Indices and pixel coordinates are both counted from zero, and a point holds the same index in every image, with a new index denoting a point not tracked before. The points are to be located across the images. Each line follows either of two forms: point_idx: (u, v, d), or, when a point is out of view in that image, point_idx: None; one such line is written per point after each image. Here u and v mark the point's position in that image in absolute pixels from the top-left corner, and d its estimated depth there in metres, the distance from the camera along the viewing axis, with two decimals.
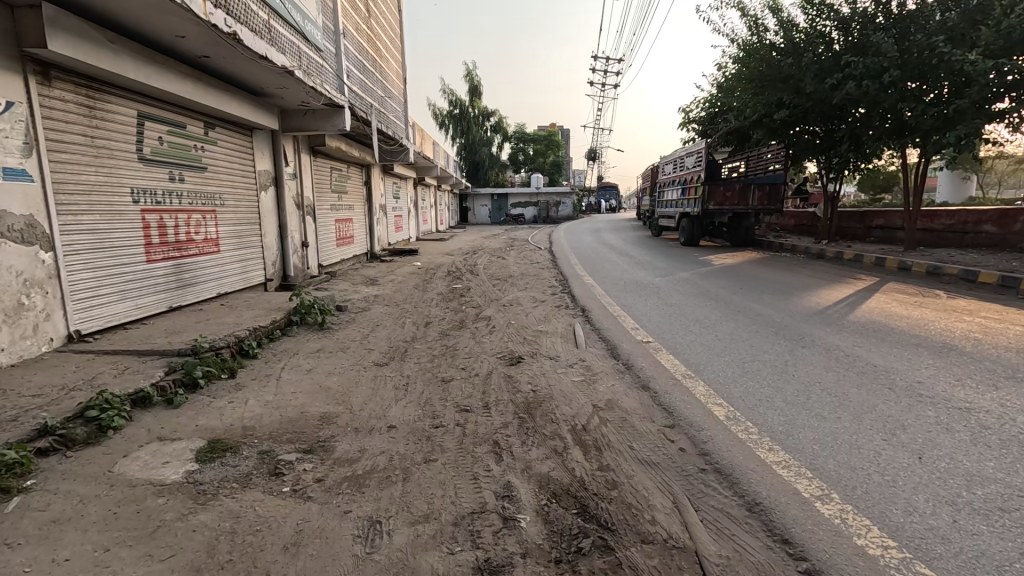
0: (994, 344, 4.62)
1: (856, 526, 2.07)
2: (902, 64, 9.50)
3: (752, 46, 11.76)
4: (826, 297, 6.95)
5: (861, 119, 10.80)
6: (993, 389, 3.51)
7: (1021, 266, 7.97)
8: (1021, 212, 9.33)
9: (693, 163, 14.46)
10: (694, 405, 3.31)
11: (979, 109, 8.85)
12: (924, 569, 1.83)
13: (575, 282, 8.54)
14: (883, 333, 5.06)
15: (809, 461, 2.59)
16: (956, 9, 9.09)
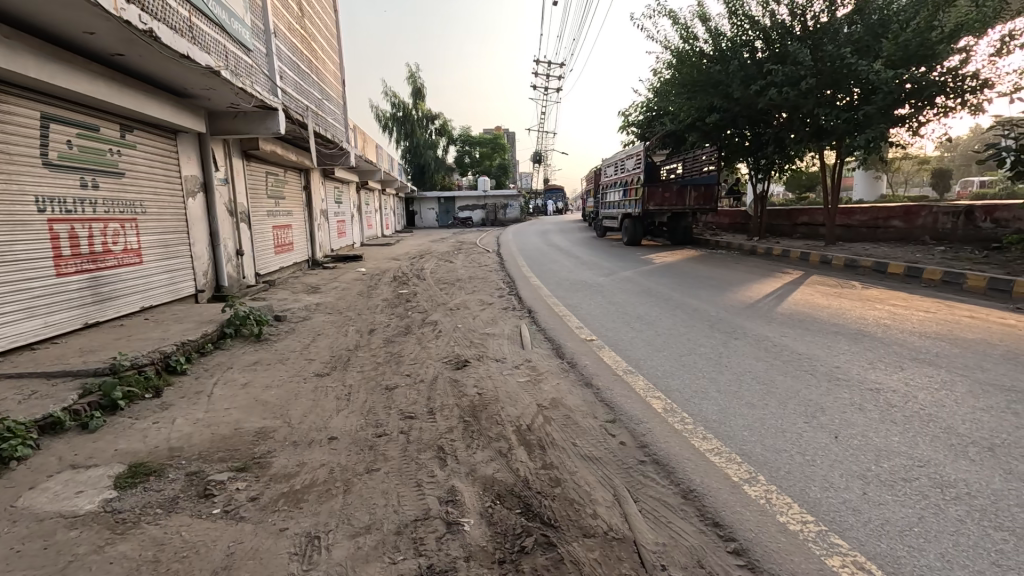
0: (901, 329, 5.06)
1: (779, 505, 2.21)
2: (818, 73, 10.30)
3: (684, 53, 12.26)
4: (757, 291, 7.37)
5: (783, 123, 11.56)
6: (899, 370, 3.85)
7: (924, 257, 8.76)
8: (922, 209, 10.23)
9: (632, 165, 14.92)
10: (634, 399, 3.42)
11: (884, 113, 9.71)
12: (837, 540, 1.98)
13: (522, 283, 8.60)
14: (806, 322, 5.43)
15: (738, 447, 2.74)
16: (860, 23, 10.00)
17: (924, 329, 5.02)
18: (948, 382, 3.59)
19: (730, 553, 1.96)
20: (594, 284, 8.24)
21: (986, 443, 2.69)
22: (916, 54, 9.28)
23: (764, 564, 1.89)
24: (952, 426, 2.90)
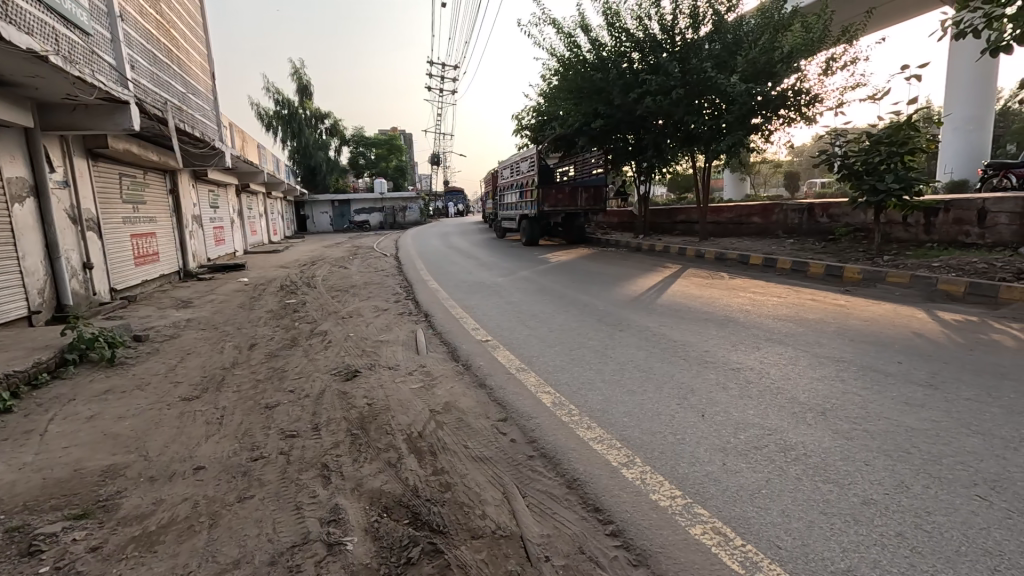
0: (758, 313, 5.71)
1: (653, 485, 2.37)
2: (686, 84, 11.29)
3: (569, 60, 12.75)
4: (641, 285, 7.92)
5: (661, 129, 12.51)
6: (755, 350, 4.34)
7: (778, 249, 9.98)
8: (775, 206, 11.62)
9: (526, 168, 15.28)
10: (526, 396, 3.50)
11: (741, 121, 10.94)
12: (701, 510, 2.16)
13: (419, 287, 8.43)
14: (682, 312, 5.93)
15: (619, 432, 2.91)
16: (719, 40, 11.12)
17: (776, 313, 5.71)
18: (792, 358, 4.11)
19: (609, 535, 2.07)
20: (491, 284, 8.31)
21: (819, 408, 3.13)
22: (764, 70, 10.55)
23: (638, 541, 2.01)
24: (794, 396, 3.33)
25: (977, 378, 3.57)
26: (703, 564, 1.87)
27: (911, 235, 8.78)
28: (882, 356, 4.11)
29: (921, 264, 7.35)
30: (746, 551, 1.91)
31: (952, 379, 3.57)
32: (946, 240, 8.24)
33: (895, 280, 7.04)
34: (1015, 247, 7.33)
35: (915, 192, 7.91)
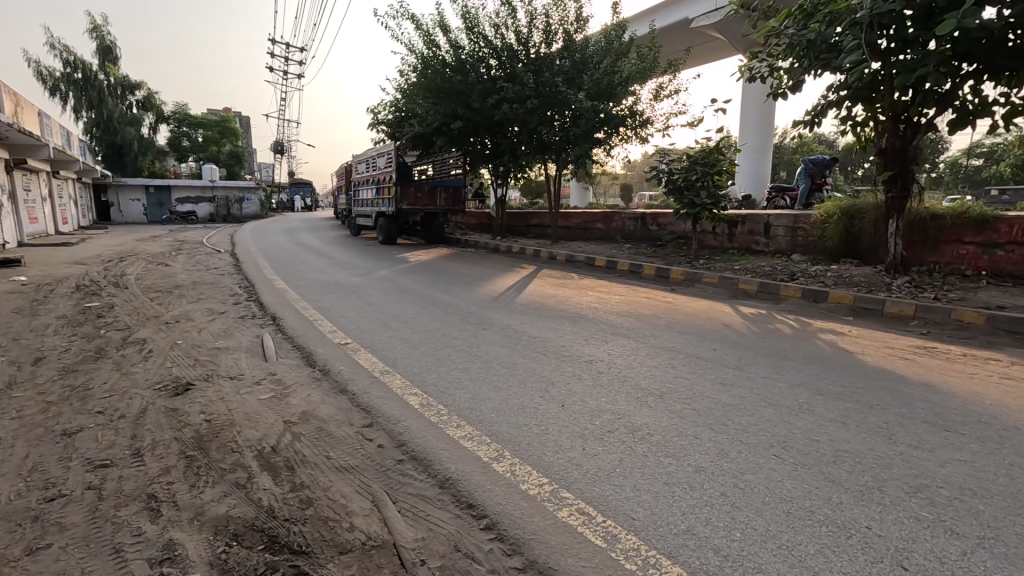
0: (604, 310, 6.31)
1: (522, 476, 2.47)
2: (540, 95, 11.96)
3: (427, 58, 12.68)
4: (501, 285, 8.18)
5: (516, 136, 13.12)
6: (604, 343, 4.79)
7: (618, 252, 11.10)
8: (615, 214, 12.92)
9: (383, 164, 14.74)
10: (391, 399, 3.38)
11: (587, 135, 11.96)
12: (566, 494, 2.32)
13: (263, 287, 7.60)
14: (539, 310, 6.28)
15: (487, 429, 2.96)
16: (567, 58, 11.98)
17: (618, 309, 6.37)
18: (634, 349, 4.62)
19: (482, 529, 2.10)
20: (347, 284, 7.85)
21: (658, 392, 3.56)
22: (606, 90, 11.66)
23: (511, 531, 2.08)
24: (638, 382, 3.75)
25: (768, 359, 4.41)
26: (571, 544, 2.00)
27: (718, 243, 10.47)
28: (702, 344, 4.84)
29: (726, 267, 8.81)
30: (607, 526, 2.10)
31: (751, 361, 4.35)
32: (743, 247, 10.00)
33: (708, 280, 8.33)
34: (789, 254, 9.18)
35: (721, 207, 9.49)
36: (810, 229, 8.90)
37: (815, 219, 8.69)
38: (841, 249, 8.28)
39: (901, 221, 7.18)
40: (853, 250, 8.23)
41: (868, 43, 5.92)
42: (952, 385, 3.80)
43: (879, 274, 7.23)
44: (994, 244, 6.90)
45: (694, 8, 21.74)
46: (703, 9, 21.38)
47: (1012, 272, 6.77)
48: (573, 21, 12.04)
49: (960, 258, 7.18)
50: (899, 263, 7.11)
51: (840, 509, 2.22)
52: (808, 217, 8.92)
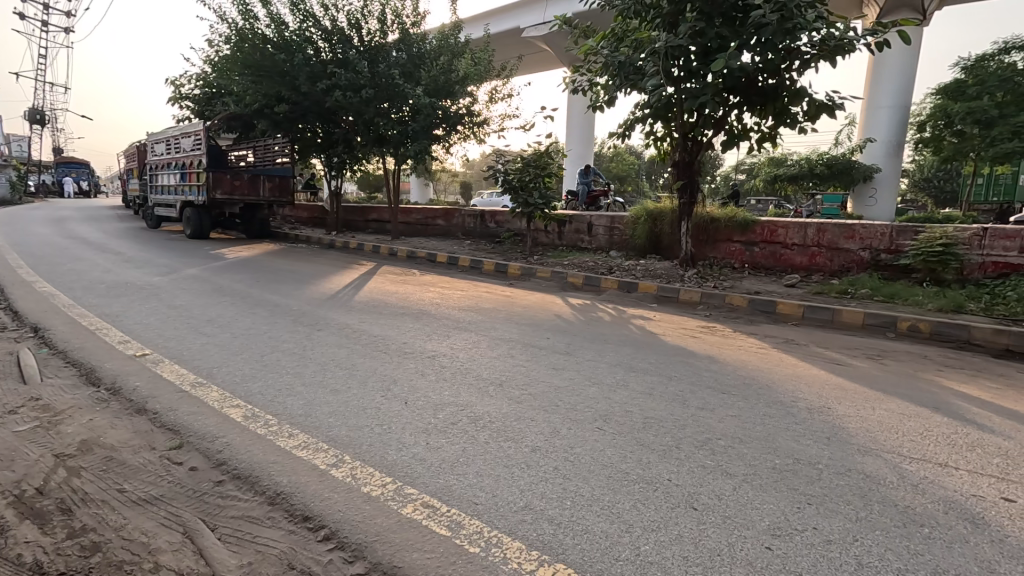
0: (446, 306, 6.35)
1: (363, 478, 2.37)
2: (375, 85, 11.54)
3: (244, 31, 11.30)
4: (337, 283, 7.71)
5: (350, 126, 12.43)
6: (447, 338, 4.83)
7: (459, 248, 11.27)
8: (455, 211, 13.06)
9: (188, 145, 12.72)
10: (207, 415, 2.95)
11: (425, 131, 11.91)
12: (410, 490, 2.30)
13: (17, 291, 5.99)
14: (379, 308, 6.07)
15: (324, 435, 2.78)
16: (403, 51, 11.73)
17: (461, 305, 6.47)
18: (477, 342, 4.76)
19: (320, 541, 1.97)
20: (144, 285, 6.62)
21: (498, 381, 3.73)
22: (443, 88, 11.83)
23: (352, 537, 1.99)
24: (480, 373, 3.87)
25: (593, 344, 4.91)
26: (415, 539, 1.98)
27: (550, 240, 11.30)
28: (537, 334, 5.18)
29: (557, 262, 9.57)
30: (450, 515, 2.13)
31: (579, 347, 4.80)
32: (571, 245, 10.97)
33: (542, 274, 8.96)
34: (608, 251, 10.34)
35: (552, 208, 10.26)
36: (624, 228, 10.13)
37: (629, 219, 9.92)
38: (648, 246, 9.61)
39: (690, 223, 8.60)
40: (657, 247, 9.61)
41: (664, 70, 6.94)
42: (726, 356, 4.70)
43: (675, 267, 8.56)
44: (752, 243, 8.67)
45: (524, 19, 23.09)
46: (532, 21, 22.78)
47: (765, 265, 8.57)
48: (409, 14, 11.79)
49: (731, 255, 8.88)
50: (689, 259, 8.51)
51: (648, 467, 2.60)
52: (622, 218, 10.14)
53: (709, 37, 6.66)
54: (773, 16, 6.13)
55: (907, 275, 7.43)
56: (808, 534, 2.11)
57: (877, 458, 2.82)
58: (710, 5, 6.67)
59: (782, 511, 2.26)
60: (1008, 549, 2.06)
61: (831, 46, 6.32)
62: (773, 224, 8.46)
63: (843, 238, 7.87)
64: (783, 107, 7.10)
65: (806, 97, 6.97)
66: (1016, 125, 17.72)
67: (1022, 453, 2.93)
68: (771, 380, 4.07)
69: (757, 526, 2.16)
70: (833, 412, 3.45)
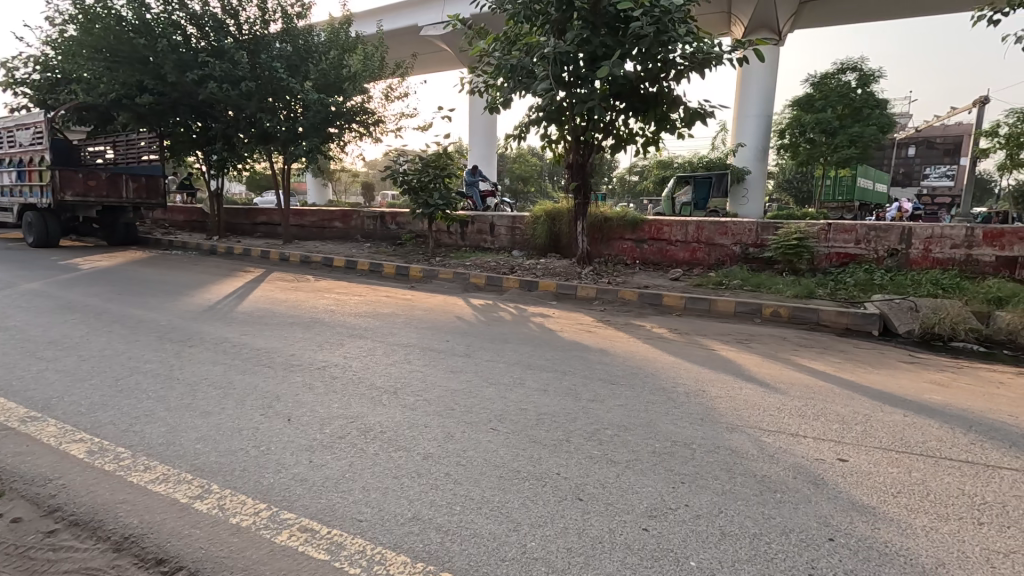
0: (341, 313, 6.06)
1: (233, 508, 2.17)
2: (257, 78, 10.72)
3: (93, 10, 9.93)
4: (216, 292, 7.04)
5: (230, 121, 11.43)
6: (339, 347, 4.60)
7: (358, 252, 10.82)
8: (353, 212, 12.52)
9: (26, 139, 10.95)
10: (39, 454, 2.54)
11: (317, 129, 11.29)
12: (287, 515, 2.14)
13: None
14: (265, 318, 5.63)
15: (189, 463, 2.50)
16: (288, 42, 11.01)
17: (357, 310, 6.20)
18: (372, 349, 4.58)
19: None
20: None
21: (392, 389, 3.61)
22: (334, 83, 11.30)
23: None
24: (373, 382, 3.72)
25: (492, 345, 4.94)
26: (289, 568, 1.85)
27: (452, 242, 11.23)
28: (436, 337, 5.11)
29: (459, 264, 9.54)
30: (331, 536, 2.02)
31: (478, 348, 4.81)
32: (474, 245, 10.99)
33: (444, 276, 8.87)
34: (510, 250, 10.50)
35: (453, 208, 10.17)
36: (524, 228, 10.34)
37: (529, 219, 10.15)
38: (547, 245, 9.89)
39: (584, 223, 8.98)
40: (556, 246, 9.93)
41: (554, 74, 7.16)
42: (618, 348, 4.96)
43: (573, 265, 8.90)
44: (642, 240, 9.25)
45: (422, 17, 22.70)
46: (429, 20, 22.50)
47: (653, 261, 9.19)
48: (294, 4, 11.10)
49: (623, 251, 9.41)
50: (585, 256, 8.88)
51: (538, 463, 2.65)
52: (522, 218, 10.35)
53: (594, 45, 7.00)
54: (650, 28, 6.58)
55: (770, 267, 8.35)
56: (680, 511, 2.28)
57: (742, 434, 3.12)
58: (593, 15, 7.04)
59: (659, 492, 2.42)
60: (841, 503, 2.38)
61: (700, 59, 6.91)
62: (659, 222, 9.09)
63: (718, 235, 8.66)
64: (663, 114, 7.64)
65: (682, 105, 7.57)
66: (852, 135, 21.23)
67: (855, 418, 3.40)
68: (655, 368, 4.36)
69: (637, 510, 2.28)
70: (707, 394, 3.77)
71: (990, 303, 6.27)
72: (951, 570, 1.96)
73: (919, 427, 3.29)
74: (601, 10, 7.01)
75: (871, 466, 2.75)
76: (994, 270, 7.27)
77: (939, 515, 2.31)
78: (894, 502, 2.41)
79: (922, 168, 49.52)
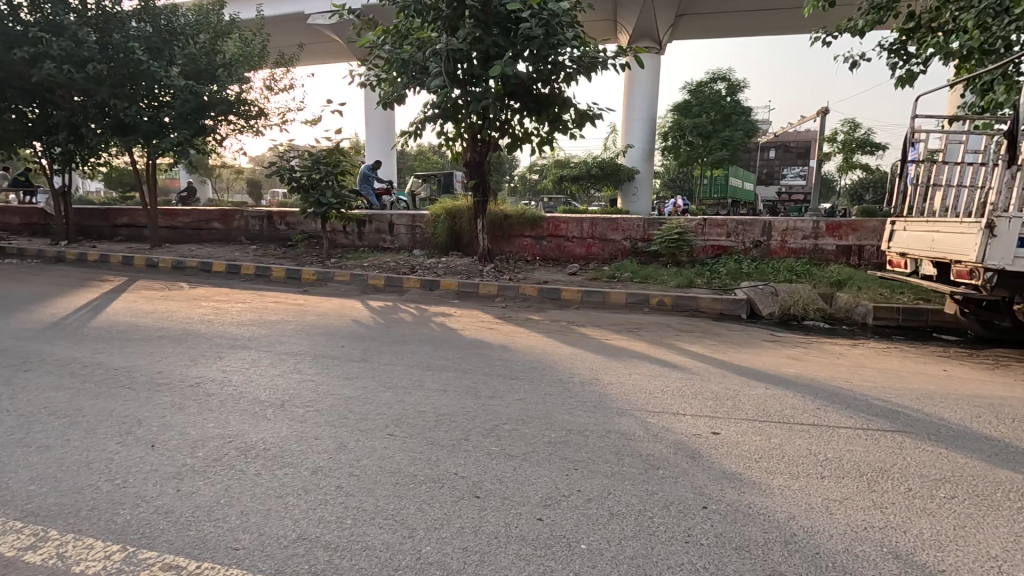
0: (220, 322, 5.52)
1: (76, 555, 1.88)
2: (109, 60, 9.42)
3: None
4: (64, 306, 6.08)
5: (76, 108, 9.94)
6: (218, 361, 4.18)
7: (242, 255, 9.96)
8: (235, 212, 11.49)
9: None
10: None
11: (188, 120, 10.18)
12: (146, 554, 1.90)
13: None
14: (126, 333, 4.98)
15: (19, 510, 2.13)
16: (148, 22, 9.71)
17: (240, 319, 5.69)
18: (256, 360, 4.23)
19: None
20: None
21: (279, 402, 3.35)
22: (206, 71, 10.27)
23: None
24: (257, 396, 3.44)
25: (391, 347, 4.79)
26: None
27: (349, 242, 10.73)
28: (330, 343, 4.85)
29: (356, 265, 9.14)
30: (201, 571, 1.83)
31: (376, 352, 4.63)
32: (372, 246, 10.60)
33: (340, 278, 8.44)
34: (411, 250, 10.28)
35: (347, 207, 9.69)
36: (425, 227, 10.17)
37: (430, 218, 10.01)
38: (449, 243, 9.83)
39: (485, 221, 9.03)
40: (457, 244, 9.88)
41: (448, 71, 7.09)
42: (517, 344, 5.04)
43: (475, 263, 8.91)
44: (541, 237, 9.51)
45: (308, 4, 21.41)
46: (317, 8, 21.28)
47: (552, 257, 9.49)
48: None
49: (523, 248, 9.61)
50: (487, 254, 8.95)
51: (435, 465, 2.61)
52: (423, 217, 10.17)
53: (486, 44, 7.04)
54: (538, 30, 6.79)
55: (656, 260, 9.00)
56: (573, 497, 2.37)
57: (631, 417, 3.31)
58: (484, 14, 7.08)
59: (553, 481, 2.50)
60: (713, 473, 2.62)
61: (587, 63, 7.23)
62: (556, 220, 9.40)
63: (610, 231, 9.17)
64: (555, 115, 7.89)
65: (572, 107, 7.87)
66: (723, 139, 23.60)
67: (727, 394, 3.77)
68: (553, 361, 4.49)
69: (532, 501, 2.33)
70: (600, 382, 3.97)
71: (832, 286, 7.27)
72: (801, 522, 2.23)
73: (777, 398, 3.73)
74: (492, 10, 7.08)
75: (739, 437, 3.06)
76: (836, 257, 8.44)
77: (791, 474, 2.63)
78: (757, 467, 2.70)
79: (780, 168, 56.44)
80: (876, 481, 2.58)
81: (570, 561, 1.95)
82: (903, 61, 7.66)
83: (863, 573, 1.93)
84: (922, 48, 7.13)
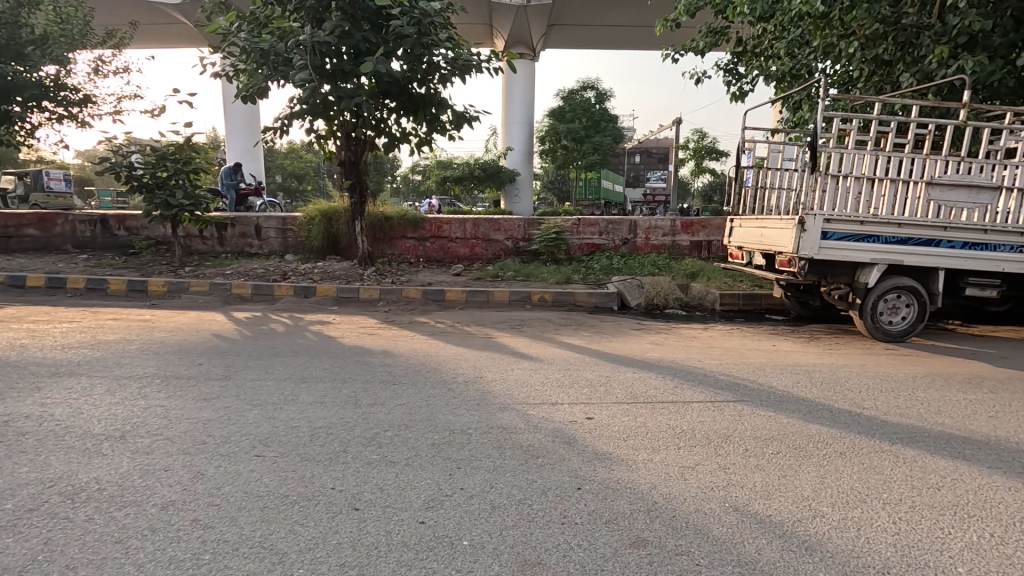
0: (38, 347, 4.64)
1: None
2: None
3: None
4: None
5: None
6: (34, 393, 3.51)
7: (67, 266, 8.47)
8: (57, 216, 9.75)
9: None
10: None
11: None
12: None
13: None
14: None
15: None
16: None
17: (65, 342, 4.83)
18: (88, 388, 3.63)
19: None
20: None
21: (117, 434, 2.91)
22: (6, 46, 8.45)
23: None
24: (88, 430, 2.95)
25: (259, 361, 4.41)
26: None
27: (208, 248, 9.65)
28: (184, 362, 4.32)
29: (217, 273, 8.27)
30: None
31: (241, 367, 4.23)
32: (236, 251, 9.64)
33: (196, 288, 7.56)
34: (282, 254, 9.55)
35: (202, 209, 8.66)
36: (297, 229, 9.53)
37: (303, 220, 9.40)
38: (325, 246, 9.29)
39: (363, 222, 8.67)
40: (335, 247, 9.38)
41: (316, 65, 6.69)
42: (400, 348, 4.93)
43: (354, 266, 8.53)
44: (423, 238, 9.38)
45: None
46: None
47: (435, 258, 9.42)
48: None
49: (406, 250, 9.41)
50: (366, 258, 8.61)
51: (309, 482, 2.46)
52: (294, 219, 9.52)
53: (355, 39, 6.77)
54: (410, 29, 6.69)
55: (536, 258, 9.36)
56: (455, 496, 2.38)
57: (513, 411, 3.42)
58: (352, 8, 6.82)
59: (435, 483, 2.49)
60: (587, 456, 2.80)
61: (461, 65, 7.26)
62: (438, 220, 9.34)
63: (492, 231, 9.35)
64: (433, 116, 7.81)
65: (449, 108, 7.85)
66: (594, 144, 25.26)
67: (599, 381, 4.05)
68: (436, 362, 4.47)
69: (415, 504, 2.30)
70: (483, 380, 4.03)
71: (687, 278, 8.16)
72: (660, 490, 2.48)
73: (642, 380, 4.11)
74: (360, 4, 6.84)
75: (609, 419, 3.31)
76: (690, 251, 9.49)
77: (652, 448, 2.91)
78: (625, 446, 2.94)
79: (645, 171, 62.07)
80: (720, 446, 2.95)
81: (453, 559, 1.96)
82: (735, 80, 8.85)
83: (710, 528, 2.20)
84: (750, 69, 8.29)
